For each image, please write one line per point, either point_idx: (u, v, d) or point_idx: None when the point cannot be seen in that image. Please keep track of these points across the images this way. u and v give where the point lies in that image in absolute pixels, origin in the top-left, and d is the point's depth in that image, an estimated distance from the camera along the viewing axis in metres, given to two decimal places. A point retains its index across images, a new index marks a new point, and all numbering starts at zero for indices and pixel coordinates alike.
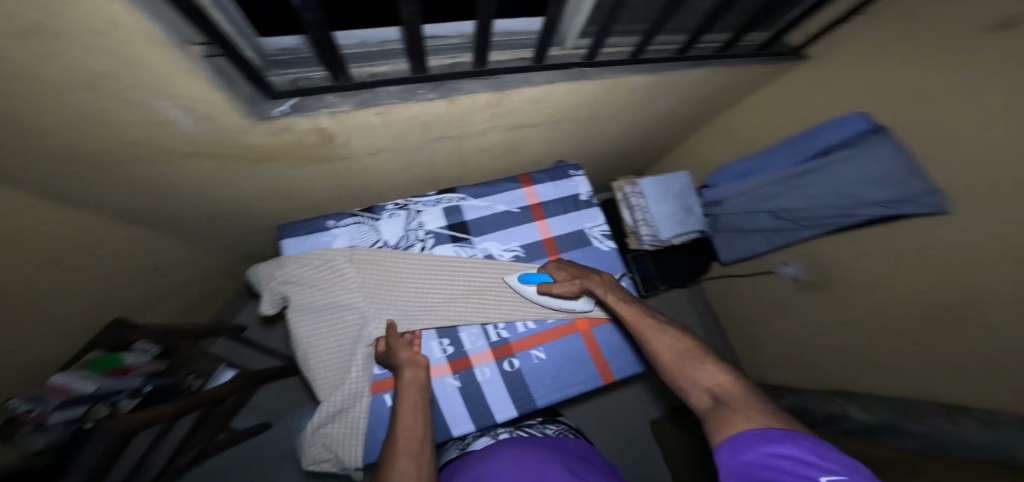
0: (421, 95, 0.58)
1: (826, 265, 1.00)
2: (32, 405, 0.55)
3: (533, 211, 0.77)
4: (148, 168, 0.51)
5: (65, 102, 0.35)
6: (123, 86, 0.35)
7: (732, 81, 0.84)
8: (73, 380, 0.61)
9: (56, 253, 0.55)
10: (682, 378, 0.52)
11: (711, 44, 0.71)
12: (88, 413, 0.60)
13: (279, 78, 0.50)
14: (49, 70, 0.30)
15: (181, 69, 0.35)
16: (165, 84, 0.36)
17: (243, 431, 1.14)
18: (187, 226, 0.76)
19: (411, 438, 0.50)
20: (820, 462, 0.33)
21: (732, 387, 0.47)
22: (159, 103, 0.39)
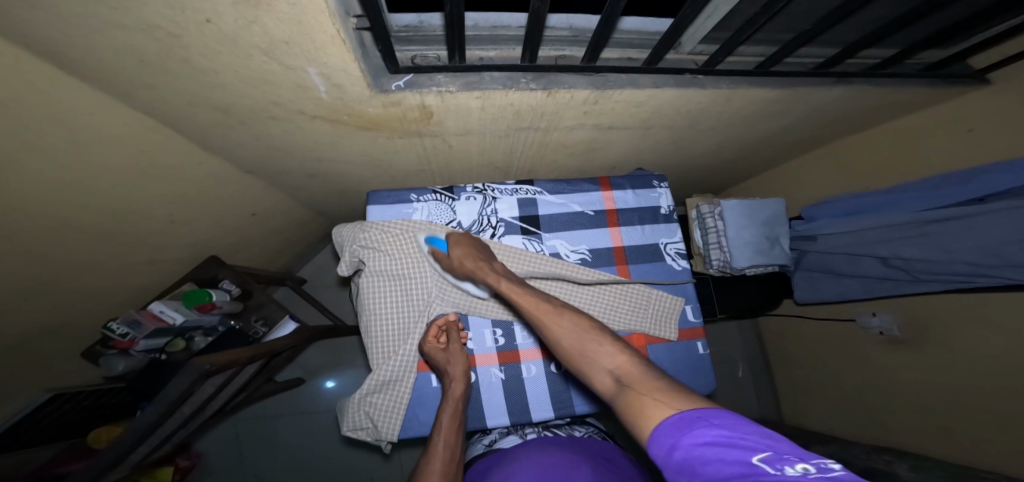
0: (524, 84, 0.58)
1: (924, 330, 0.89)
2: (127, 330, 0.66)
3: (608, 216, 0.75)
4: (277, 126, 0.55)
5: (238, 62, 0.38)
6: (287, 54, 0.37)
7: (858, 106, 0.75)
8: (166, 309, 0.71)
9: (186, 192, 0.62)
10: (586, 365, 0.48)
11: (869, 60, 0.65)
12: (169, 346, 0.75)
13: (403, 54, 0.52)
14: (239, 31, 0.33)
15: (337, 42, 0.37)
16: (319, 54, 0.39)
17: (281, 384, 1.23)
18: (284, 181, 0.82)
19: (449, 447, 0.57)
20: (739, 440, 0.30)
21: (630, 364, 0.45)
22: (309, 70, 0.41)
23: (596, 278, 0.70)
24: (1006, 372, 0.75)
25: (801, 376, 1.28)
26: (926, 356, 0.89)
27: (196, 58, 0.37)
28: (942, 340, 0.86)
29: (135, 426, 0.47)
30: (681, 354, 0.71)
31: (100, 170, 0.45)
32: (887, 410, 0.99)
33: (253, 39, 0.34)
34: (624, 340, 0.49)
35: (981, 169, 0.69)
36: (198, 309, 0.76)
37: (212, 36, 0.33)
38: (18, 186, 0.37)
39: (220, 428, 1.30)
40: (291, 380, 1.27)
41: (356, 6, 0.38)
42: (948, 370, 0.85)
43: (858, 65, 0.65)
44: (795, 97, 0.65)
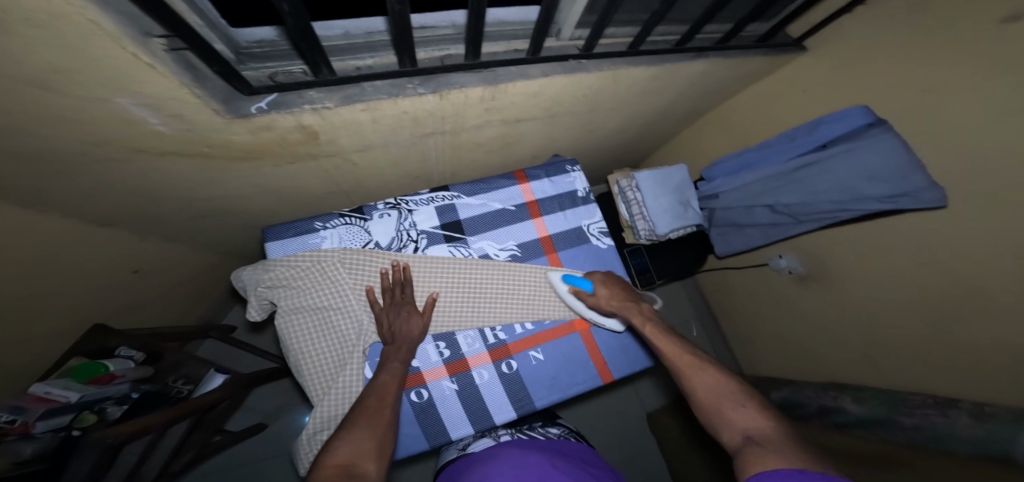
0: (411, 89, 0.55)
1: (822, 259, 1.02)
2: (15, 416, 0.53)
3: (530, 208, 0.75)
4: (123, 168, 0.48)
5: (22, 99, 0.31)
6: (82, 83, 0.32)
7: (726, 75, 0.83)
8: (53, 389, 0.59)
9: (26, 262, 0.52)
10: (716, 416, 0.50)
11: (712, 35, 0.71)
12: (76, 421, 0.60)
13: (254, 72, 0.46)
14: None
15: (144, 66, 0.32)
16: (127, 80, 0.33)
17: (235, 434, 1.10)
18: (167, 228, 0.72)
19: (379, 399, 0.54)
20: None
21: (769, 431, 0.46)
22: (122, 99, 0.35)
23: (528, 272, 0.71)
24: (885, 283, 0.88)
25: (739, 319, 1.42)
26: (827, 279, 1.02)
27: None
28: (837, 262, 0.99)
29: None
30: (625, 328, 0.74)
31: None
32: (810, 332, 1.12)
33: (26, 69, 0.28)
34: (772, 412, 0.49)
35: (815, 122, 0.83)
36: (92, 383, 0.65)
37: None
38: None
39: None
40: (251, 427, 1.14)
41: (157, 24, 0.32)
42: (846, 287, 0.98)
43: (709, 38, 0.70)
44: (672, 72, 0.70)
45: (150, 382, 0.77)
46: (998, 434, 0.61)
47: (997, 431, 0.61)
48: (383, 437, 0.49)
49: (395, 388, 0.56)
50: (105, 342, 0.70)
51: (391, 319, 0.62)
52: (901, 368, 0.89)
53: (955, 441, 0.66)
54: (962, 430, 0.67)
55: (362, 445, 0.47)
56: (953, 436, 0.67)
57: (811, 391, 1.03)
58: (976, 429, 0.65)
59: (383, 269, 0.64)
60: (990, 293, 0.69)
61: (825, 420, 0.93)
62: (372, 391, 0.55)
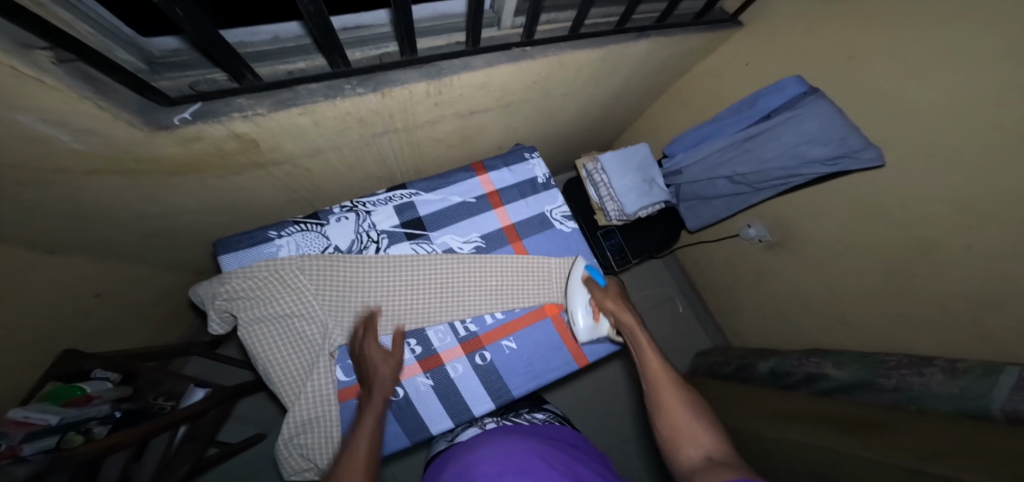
0: (350, 90, 0.53)
1: (790, 225, 1.04)
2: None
3: (490, 199, 0.75)
4: (47, 191, 0.46)
5: None
6: None
7: (674, 53, 0.82)
8: (32, 412, 0.58)
9: None
10: (681, 435, 0.54)
11: (649, 15, 0.69)
12: (63, 442, 0.59)
13: (172, 83, 0.45)
14: None
15: (30, 83, 0.30)
16: (17, 99, 0.31)
17: (236, 445, 1.12)
18: (121, 249, 0.71)
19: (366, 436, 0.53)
20: None
21: (728, 454, 0.50)
22: (24, 119, 0.34)
23: (492, 262, 0.71)
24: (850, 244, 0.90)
25: (720, 291, 1.45)
26: (797, 245, 1.04)
27: None
28: (802, 229, 1.00)
29: None
30: None
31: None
32: (784, 298, 1.15)
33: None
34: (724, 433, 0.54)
35: (755, 96, 0.84)
36: (70, 404, 0.64)
37: None
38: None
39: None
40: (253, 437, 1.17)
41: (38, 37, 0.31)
42: (815, 253, 0.99)
43: (647, 18, 0.69)
44: (616, 53, 0.69)
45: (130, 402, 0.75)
46: (974, 388, 0.62)
47: (973, 385, 0.62)
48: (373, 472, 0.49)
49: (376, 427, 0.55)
50: (79, 365, 0.69)
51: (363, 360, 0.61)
52: (870, 326, 0.92)
53: (932, 399, 0.67)
54: (935, 384, 0.68)
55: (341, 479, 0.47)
56: (929, 393, 0.68)
57: (793, 358, 1.02)
58: (954, 385, 0.65)
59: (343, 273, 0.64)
60: (947, 248, 0.70)
61: (811, 388, 0.92)
62: (356, 432, 0.54)
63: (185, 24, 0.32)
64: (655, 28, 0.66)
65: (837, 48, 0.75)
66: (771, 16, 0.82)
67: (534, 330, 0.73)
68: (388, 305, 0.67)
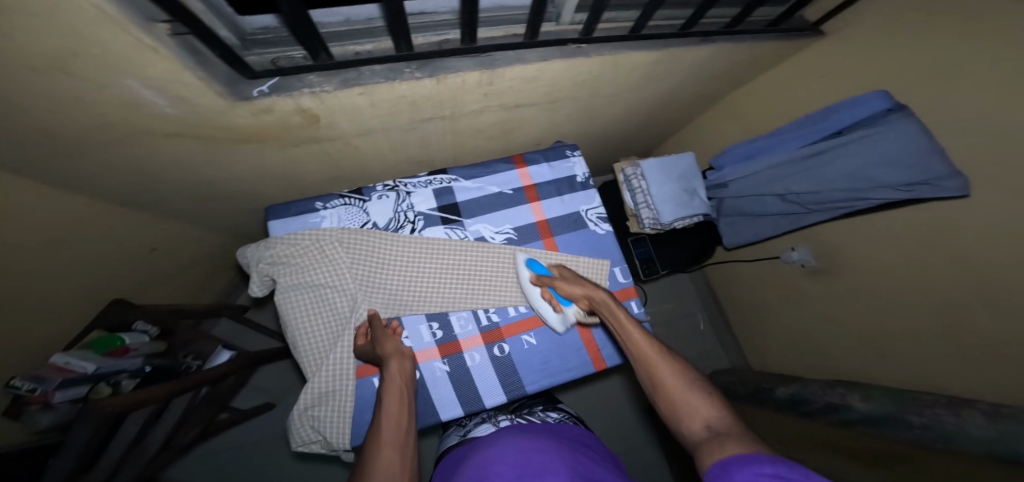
0: (408, 74, 0.55)
1: (837, 255, 0.97)
2: (35, 385, 0.59)
3: (527, 192, 0.75)
4: (135, 149, 0.50)
5: (30, 81, 0.34)
6: (90, 67, 0.34)
7: (736, 61, 0.79)
8: (75, 359, 0.63)
9: (54, 236, 0.56)
10: (678, 407, 0.46)
11: (718, 20, 0.66)
12: (92, 392, 0.65)
13: (258, 58, 0.48)
14: (14, 49, 0.29)
15: (147, 51, 0.34)
16: (132, 64, 0.35)
17: (245, 413, 1.18)
18: (181, 208, 0.76)
19: (394, 429, 0.53)
20: (799, 475, 0.30)
21: (732, 424, 0.42)
22: (132, 83, 0.38)
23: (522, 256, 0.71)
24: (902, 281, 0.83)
25: (748, 314, 1.39)
26: (843, 276, 0.98)
27: None
28: (853, 258, 0.94)
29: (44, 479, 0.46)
30: None
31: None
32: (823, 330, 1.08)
33: (32, 53, 0.30)
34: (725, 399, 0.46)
35: (829, 108, 0.78)
36: (109, 355, 0.69)
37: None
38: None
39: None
40: (260, 406, 1.24)
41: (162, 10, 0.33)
42: (863, 285, 0.93)
43: (715, 23, 0.66)
44: (673, 58, 0.67)
45: (162, 357, 0.81)
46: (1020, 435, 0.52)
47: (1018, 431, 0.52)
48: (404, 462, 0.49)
49: (407, 413, 0.56)
50: (122, 317, 0.73)
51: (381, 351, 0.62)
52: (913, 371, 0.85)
53: (967, 441, 0.58)
54: (976, 429, 0.57)
55: (386, 462, 0.48)
56: (964, 435, 0.59)
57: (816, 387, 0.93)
58: (993, 430, 0.55)
59: (379, 250, 0.66)
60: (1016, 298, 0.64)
61: (830, 417, 0.83)
62: (388, 417, 0.54)
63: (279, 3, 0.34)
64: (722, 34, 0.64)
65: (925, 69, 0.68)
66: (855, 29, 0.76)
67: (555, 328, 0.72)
68: (417, 285, 0.68)
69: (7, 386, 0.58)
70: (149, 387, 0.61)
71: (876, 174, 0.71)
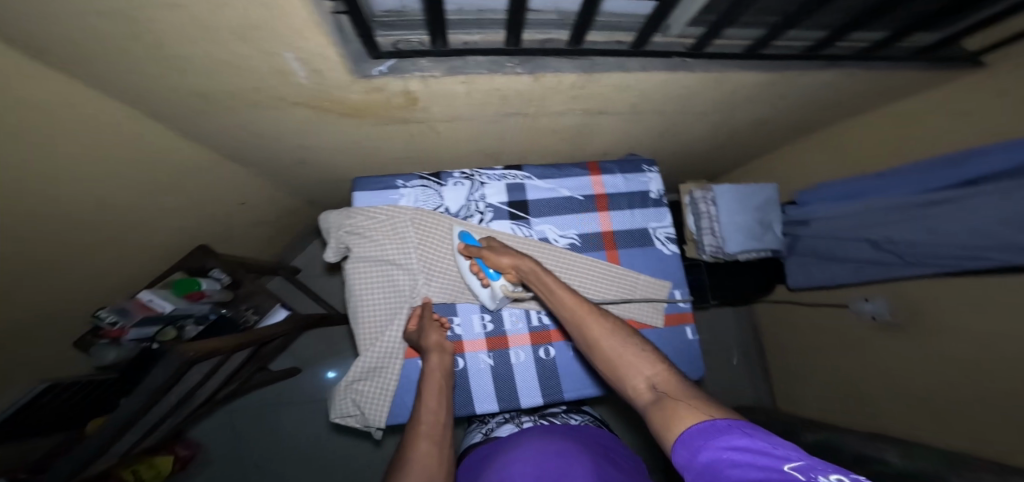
0: (509, 68, 0.56)
1: (915, 316, 0.90)
2: (117, 318, 0.63)
3: (597, 201, 0.74)
4: (261, 112, 0.55)
5: (211, 47, 0.38)
6: (263, 36, 0.38)
7: (858, 90, 0.74)
8: (156, 297, 0.68)
9: (173, 180, 0.63)
10: (622, 370, 0.49)
11: (857, 44, 0.62)
12: (158, 334, 0.69)
13: (385, 39, 0.51)
14: (214, 15, 0.33)
15: (312, 23, 0.37)
16: (296, 37, 0.39)
17: (274, 375, 1.22)
18: (271, 170, 0.82)
19: (432, 423, 0.55)
20: (772, 449, 0.31)
21: (669, 378, 0.47)
22: (287, 54, 0.42)
23: (585, 263, 0.70)
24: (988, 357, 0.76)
25: (797, 361, 1.31)
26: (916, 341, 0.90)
27: (162, 41, 0.36)
28: (943, 321, 0.85)
29: (119, 414, 0.49)
30: (670, 339, 0.71)
31: (59, 161, 0.43)
32: (886, 391, 1.00)
33: (224, 20, 0.34)
34: (658, 350, 0.51)
35: (963, 152, 0.67)
36: (187, 297, 0.74)
37: (191, 23, 0.34)
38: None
39: (212, 420, 1.30)
40: (286, 371, 1.27)
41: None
42: (944, 352, 0.84)
43: (852, 47, 0.62)
44: (788, 80, 0.64)
45: (227, 307, 0.86)
46: None
47: None
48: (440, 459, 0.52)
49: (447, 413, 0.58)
50: (201, 263, 0.81)
51: (420, 342, 0.63)
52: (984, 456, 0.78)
53: None
54: None
55: (425, 453, 0.51)
56: None
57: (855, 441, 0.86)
58: None
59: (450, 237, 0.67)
60: None
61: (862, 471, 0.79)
62: (425, 409, 0.57)
63: None
64: (856, 60, 0.60)
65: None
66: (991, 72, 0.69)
67: None
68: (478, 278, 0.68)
69: (94, 316, 0.62)
70: (215, 339, 0.64)
71: (1003, 237, 0.62)
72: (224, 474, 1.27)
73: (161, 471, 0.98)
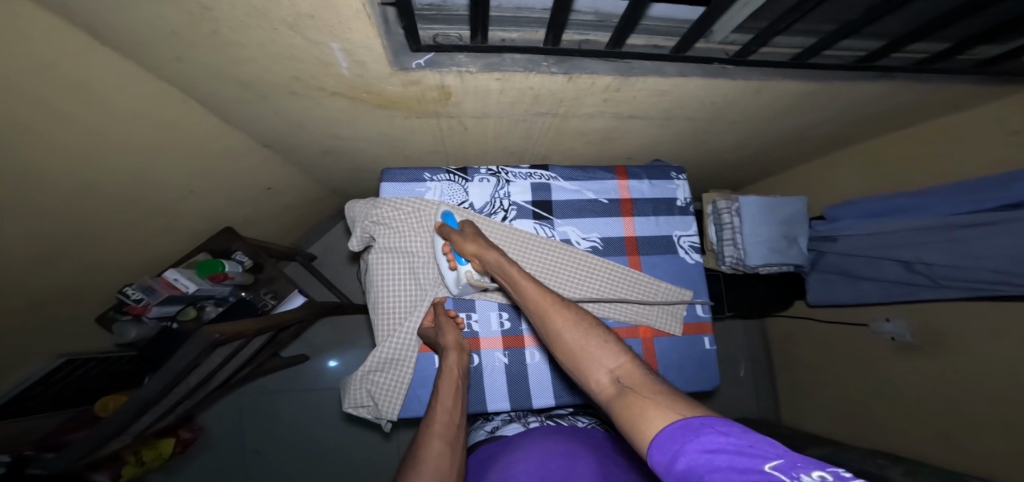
0: (545, 67, 0.56)
1: (936, 341, 0.88)
2: (141, 296, 0.65)
3: (622, 205, 0.73)
4: (299, 101, 0.56)
5: (262, 36, 0.39)
6: (315, 26, 0.38)
7: (897, 106, 0.73)
8: (181, 277, 0.69)
9: (208, 163, 0.64)
10: (587, 364, 0.45)
11: (913, 55, 0.59)
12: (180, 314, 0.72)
13: (426, 32, 0.51)
14: (272, 5, 0.34)
15: (363, 16, 0.38)
16: (345, 28, 0.39)
17: (286, 360, 1.24)
18: (299, 157, 0.82)
19: (446, 423, 0.55)
20: (749, 448, 0.25)
21: (633, 370, 0.42)
22: (333, 45, 0.42)
23: (606, 267, 0.69)
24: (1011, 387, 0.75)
25: (807, 379, 1.29)
26: (935, 366, 0.89)
27: (218, 28, 0.37)
28: (963, 348, 0.84)
29: (143, 393, 0.50)
30: (687, 348, 0.70)
31: (107, 137, 0.44)
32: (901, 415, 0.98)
33: (280, 9, 0.35)
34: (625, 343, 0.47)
35: (1006, 175, 0.66)
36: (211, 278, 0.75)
37: (248, 11, 0.34)
38: (17, 150, 0.36)
39: (223, 400, 1.33)
40: (297, 357, 1.28)
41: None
42: (965, 380, 0.83)
43: (908, 59, 0.59)
44: (833, 92, 0.63)
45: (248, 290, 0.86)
46: None
47: None
48: (451, 460, 0.51)
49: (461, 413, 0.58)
50: (226, 245, 0.82)
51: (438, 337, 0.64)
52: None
53: None
54: None
55: (436, 452, 0.51)
56: None
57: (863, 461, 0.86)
58: None
59: None
60: None
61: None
62: (438, 407, 0.57)
63: None
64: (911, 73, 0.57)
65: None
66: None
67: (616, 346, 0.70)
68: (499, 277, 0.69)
69: (122, 291, 0.64)
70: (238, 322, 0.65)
71: None
72: (229, 455, 1.29)
73: (161, 453, 0.98)
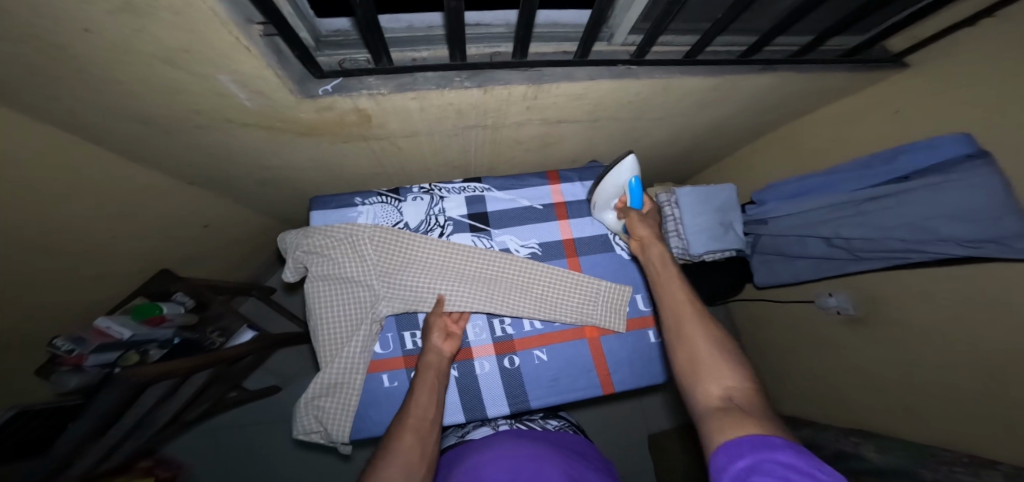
0: (457, 82, 0.57)
1: (878, 306, 0.92)
2: (73, 347, 0.61)
3: (557, 209, 0.75)
4: (213, 134, 0.56)
5: (143, 73, 0.39)
6: (193, 59, 0.38)
7: (811, 89, 0.77)
8: (114, 324, 0.67)
9: (128, 204, 0.63)
10: (699, 372, 0.45)
11: (786, 47, 0.65)
12: (121, 359, 0.67)
13: (328, 58, 0.52)
14: (134, 41, 0.34)
15: (242, 49, 0.38)
16: (226, 59, 0.40)
17: (253, 394, 1.21)
18: (237, 190, 0.82)
19: (421, 418, 0.55)
20: (815, 472, 0.29)
21: (755, 402, 0.41)
22: (222, 77, 0.43)
23: (544, 271, 0.70)
24: (946, 340, 0.78)
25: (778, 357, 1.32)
26: (881, 331, 0.92)
27: (92, 67, 0.37)
28: (899, 311, 0.87)
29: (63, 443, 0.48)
30: (631, 343, 0.72)
31: (6, 188, 0.44)
32: (858, 382, 1.01)
33: (147, 46, 0.35)
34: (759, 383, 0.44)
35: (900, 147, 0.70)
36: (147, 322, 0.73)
37: (112, 47, 0.35)
38: None
39: (193, 447, 1.28)
40: (267, 388, 1.27)
41: (259, 13, 0.39)
42: (908, 340, 0.86)
43: (781, 51, 0.64)
44: (738, 84, 0.66)
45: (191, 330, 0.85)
46: None
47: None
48: (421, 458, 0.51)
49: (434, 413, 0.56)
50: (166, 287, 0.81)
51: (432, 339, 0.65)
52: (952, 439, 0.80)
53: None
54: None
55: (408, 446, 0.51)
56: None
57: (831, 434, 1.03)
58: None
59: (412, 252, 0.68)
60: None
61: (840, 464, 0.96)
62: (416, 404, 0.56)
63: (356, 6, 0.38)
64: (789, 63, 0.62)
65: (983, 109, 0.64)
66: (929, 65, 0.72)
67: (553, 346, 0.70)
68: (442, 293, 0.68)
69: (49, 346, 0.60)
70: (169, 361, 0.62)
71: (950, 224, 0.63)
72: None
73: None
